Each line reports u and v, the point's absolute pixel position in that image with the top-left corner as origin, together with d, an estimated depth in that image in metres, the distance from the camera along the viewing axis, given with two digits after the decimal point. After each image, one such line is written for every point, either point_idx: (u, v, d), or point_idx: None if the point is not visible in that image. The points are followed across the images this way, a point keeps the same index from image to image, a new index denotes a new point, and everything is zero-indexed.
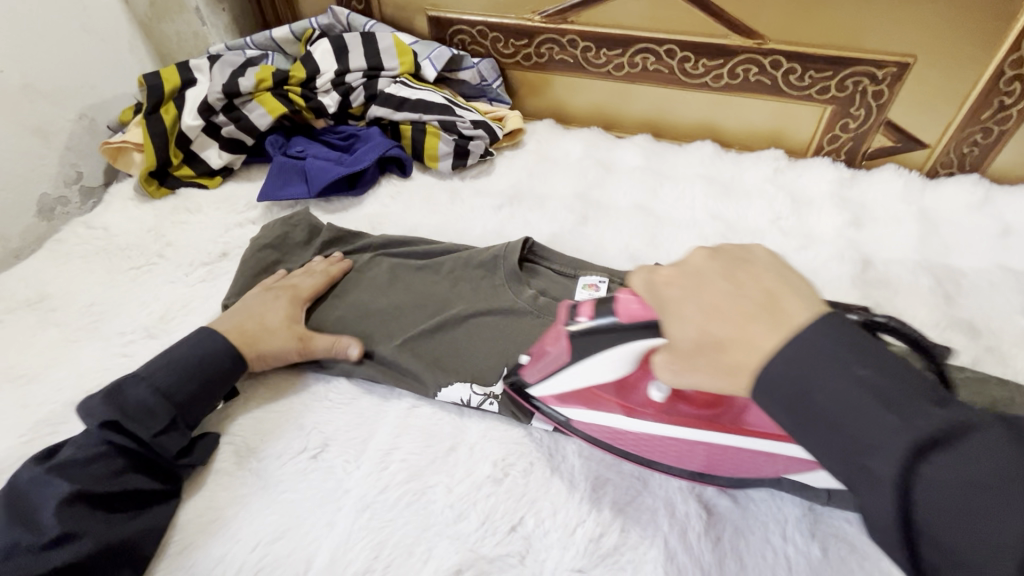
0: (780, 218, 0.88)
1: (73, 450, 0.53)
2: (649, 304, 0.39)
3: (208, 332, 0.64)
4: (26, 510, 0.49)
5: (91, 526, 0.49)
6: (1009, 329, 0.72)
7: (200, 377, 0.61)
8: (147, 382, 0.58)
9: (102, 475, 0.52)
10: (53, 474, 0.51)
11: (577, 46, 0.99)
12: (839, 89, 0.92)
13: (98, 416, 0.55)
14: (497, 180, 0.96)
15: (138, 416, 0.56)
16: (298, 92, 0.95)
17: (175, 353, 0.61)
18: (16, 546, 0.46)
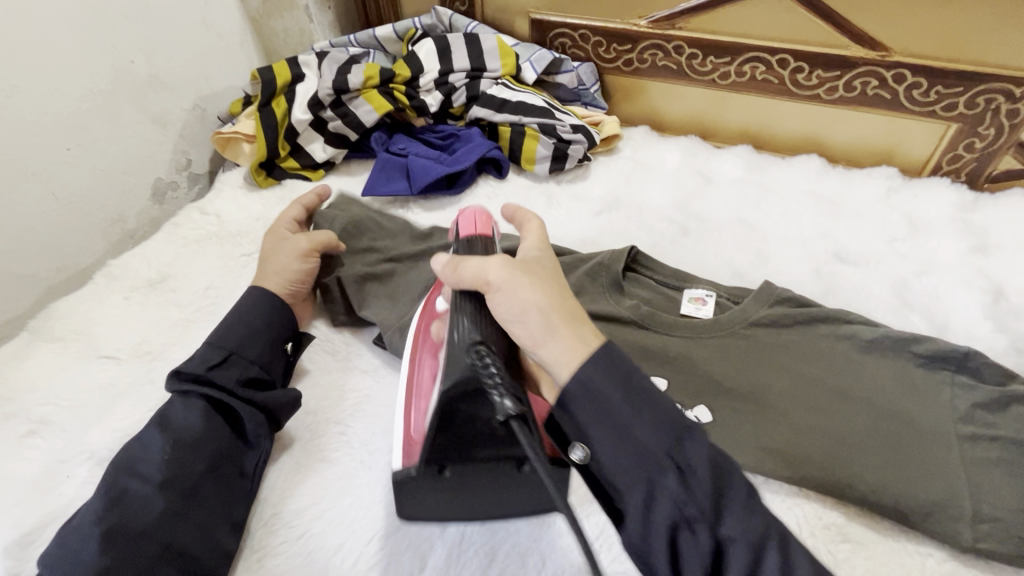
0: (897, 240, 0.83)
1: (159, 417, 0.57)
2: (603, 392, 0.45)
3: (264, 294, 0.66)
4: (131, 460, 0.53)
5: (187, 469, 0.53)
6: None
7: (264, 331, 0.64)
8: (210, 346, 0.61)
9: (190, 425, 0.56)
10: (150, 433, 0.55)
11: (681, 53, 0.97)
12: (968, 106, 0.86)
13: (172, 377, 0.59)
14: (593, 185, 0.95)
15: (205, 364, 0.59)
16: (402, 91, 0.96)
17: (239, 315, 0.64)
18: (129, 492, 0.50)
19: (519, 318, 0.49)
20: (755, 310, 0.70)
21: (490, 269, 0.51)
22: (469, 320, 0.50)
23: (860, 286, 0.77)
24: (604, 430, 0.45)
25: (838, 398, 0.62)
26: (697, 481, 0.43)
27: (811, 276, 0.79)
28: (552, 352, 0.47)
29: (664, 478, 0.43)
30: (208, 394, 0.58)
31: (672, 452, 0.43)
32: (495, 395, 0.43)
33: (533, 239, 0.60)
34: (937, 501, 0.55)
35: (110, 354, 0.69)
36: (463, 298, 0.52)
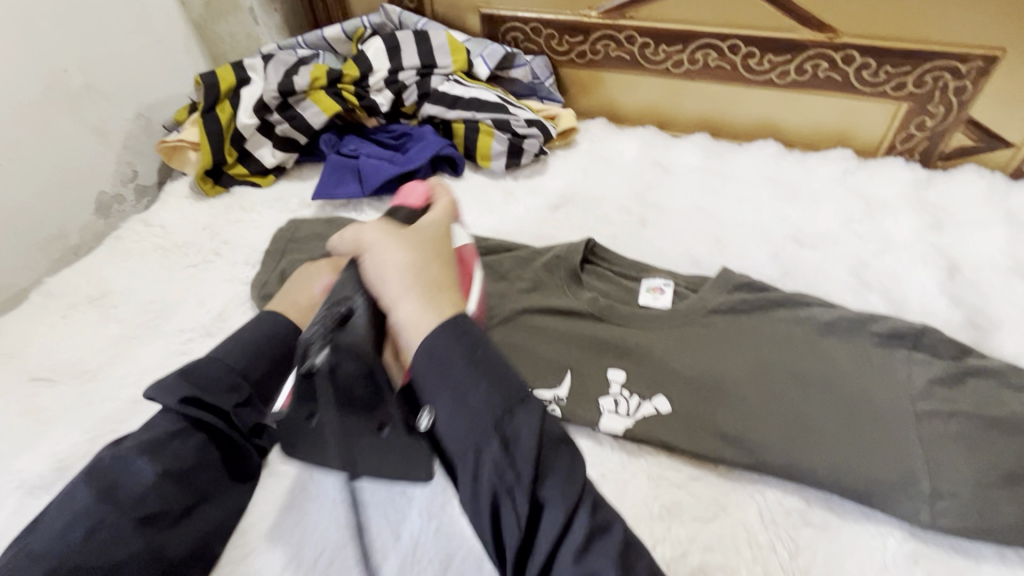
0: (854, 220, 0.83)
1: (147, 436, 0.51)
2: (448, 357, 0.46)
3: (269, 315, 0.61)
4: (111, 483, 0.48)
5: (178, 505, 0.49)
6: None
7: (266, 358, 0.58)
8: (215, 374, 0.55)
9: (185, 457, 0.51)
10: (137, 457, 0.49)
11: (634, 43, 0.96)
12: (917, 85, 0.87)
13: (170, 398, 0.52)
14: (551, 180, 0.93)
15: (215, 391, 0.54)
16: (351, 90, 0.94)
17: (242, 335, 0.58)
18: (108, 522, 0.46)
19: (378, 276, 0.50)
20: (711, 298, 0.69)
21: (368, 233, 0.53)
22: (355, 281, 0.52)
23: (816, 268, 0.76)
24: (444, 398, 0.45)
25: (793, 380, 0.62)
26: (497, 377, 0.46)
27: (770, 261, 0.78)
28: (404, 315, 0.48)
29: (483, 435, 0.44)
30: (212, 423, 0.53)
31: (500, 420, 0.44)
32: (318, 346, 0.47)
33: (446, 198, 0.62)
34: (894, 480, 0.54)
35: (45, 376, 0.66)
36: (349, 264, 0.53)
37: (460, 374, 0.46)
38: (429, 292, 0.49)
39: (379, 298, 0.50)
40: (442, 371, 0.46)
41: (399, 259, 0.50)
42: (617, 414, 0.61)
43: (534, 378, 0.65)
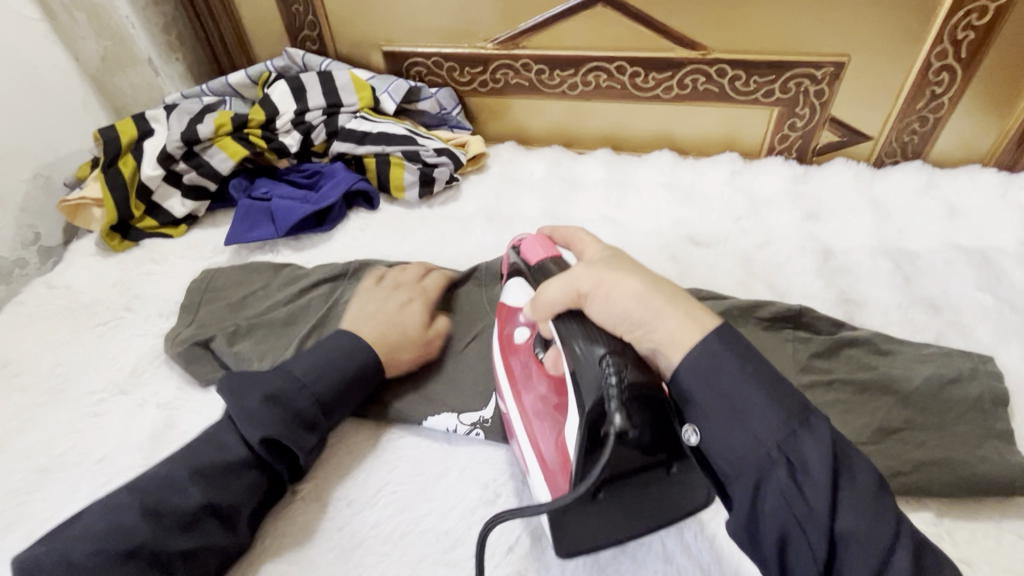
0: (742, 218, 0.91)
1: (203, 453, 0.53)
2: (727, 395, 0.43)
3: (353, 342, 0.62)
4: (158, 499, 0.49)
5: (203, 543, 0.49)
6: (968, 304, 0.75)
7: (341, 384, 0.59)
8: (308, 390, 0.57)
9: (226, 479, 0.52)
10: (191, 479, 0.51)
11: (530, 70, 1.02)
12: (783, 91, 0.97)
13: (257, 428, 0.53)
14: (464, 204, 0.97)
15: (291, 426, 0.55)
16: (258, 134, 0.95)
17: (324, 357, 0.60)
18: (148, 544, 0.46)
19: (627, 326, 0.47)
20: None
21: (581, 278, 0.48)
22: (592, 335, 0.45)
23: (712, 264, 0.83)
24: (714, 421, 0.44)
25: None
26: (816, 489, 0.40)
27: (670, 262, 0.84)
28: (666, 332, 0.46)
29: (752, 450, 0.42)
30: (302, 426, 0.56)
31: (784, 443, 0.41)
32: (614, 409, 0.41)
33: (601, 252, 0.55)
34: None
35: None
36: (563, 319, 0.48)
37: (730, 414, 0.43)
38: (674, 296, 0.48)
39: (622, 334, 0.47)
40: (723, 429, 0.43)
41: (617, 311, 0.47)
42: None
43: (459, 401, 0.65)
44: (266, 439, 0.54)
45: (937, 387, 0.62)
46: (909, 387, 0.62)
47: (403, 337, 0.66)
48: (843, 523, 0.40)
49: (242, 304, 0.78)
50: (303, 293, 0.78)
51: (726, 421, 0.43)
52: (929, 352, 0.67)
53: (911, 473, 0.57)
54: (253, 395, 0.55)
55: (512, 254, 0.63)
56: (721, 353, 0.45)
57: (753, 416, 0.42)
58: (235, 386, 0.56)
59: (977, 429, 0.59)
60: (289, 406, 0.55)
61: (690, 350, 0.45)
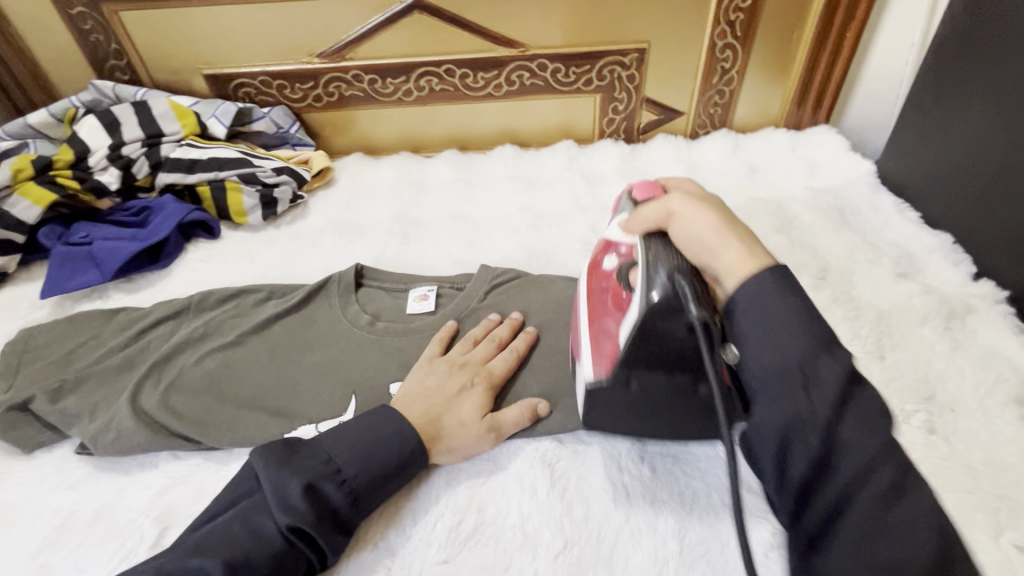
0: (580, 198, 0.98)
1: (235, 538, 0.49)
2: (755, 320, 0.44)
3: (404, 427, 0.57)
4: None
5: None
6: (768, 248, 0.86)
7: (380, 476, 0.55)
8: (347, 485, 0.53)
9: (258, 568, 0.47)
10: (219, 569, 0.46)
11: (362, 80, 1.03)
12: (600, 79, 1.05)
13: (286, 518, 0.49)
14: (313, 221, 0.96)
15: (321, 525, 0.50)
16: (68, 175, 0.88)
17: (371, 441, 0.55)
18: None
19: (699, 251, 0.50)
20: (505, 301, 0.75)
21: (673, 201, 0.52)
22: (667, 252, 0.51)
23: (555, 244, 0.89)
24: (753, 340, 0.44)
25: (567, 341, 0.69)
26: (823, 399, 0.40)
27: (517, 249, 0.89)
28: (729, 262, 0.47)
29: (807, 426, 0.40)
30: (334, 523, 0.51)
31: (805, 366, 0.41)
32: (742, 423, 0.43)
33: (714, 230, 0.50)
34: None
35: None
36: (650, 236, 0.53)
37: (761, 331, 0.43)
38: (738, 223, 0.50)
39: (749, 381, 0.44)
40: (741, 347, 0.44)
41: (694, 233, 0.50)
42: None
43: (320, 411, 0.64)
44: (296, 528, 0.49)
45: None
46: None
47: (457, 429, 0.59)
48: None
49: (65, 360, 0.71)
50: (139, 334, 0.73)
51: (763, 321, 0.43)
52: None
53: None
54: (293, 481, 0.51)
55: (619, 203, 0.63)
56: (821, 351, 0.42)
57: (782, 349, 0.42)
58: (276, 462, 0.52)
59: None
60: (323, 499, 0.51)
61: (754, 270, 0.46)
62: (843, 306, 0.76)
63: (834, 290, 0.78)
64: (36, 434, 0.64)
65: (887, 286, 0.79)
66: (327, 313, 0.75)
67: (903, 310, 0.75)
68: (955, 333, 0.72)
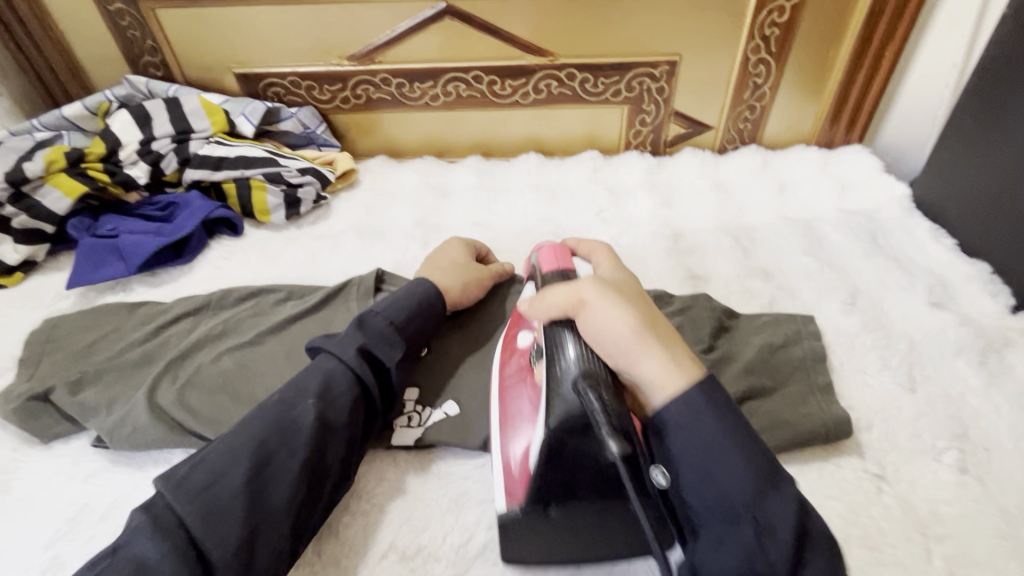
0: (603, 211, 0.97)
1: (314, 376, 0.56)
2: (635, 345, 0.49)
3: (419, 280, 0.68)
4: (271, 428, 0.52)
5: (317, 461, 0.52)
6: (796, 269, 0.84)
7: (416, 310, 0.64)
8: (384, 315, 0.61)
9: (337, 394, 0.55)
10: (302, 397, 0.54)
11: (390, 84, 1.03)
12: (629, 90, 1.04)
13: (349, 348, 0.58)
14: (335, 223, 0.96)
15: (381, 344, 0.59)
16: (99, 168, 0.90)
17: (397, 293, 0.65)
18: (265, 462, 0.50)
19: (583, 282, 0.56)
20: (508, 298, 0.76)
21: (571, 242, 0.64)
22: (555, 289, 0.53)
23: None
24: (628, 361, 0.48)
25: None
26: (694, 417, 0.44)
27: None
28: (612, 289, 0.55)
29: (677, 448, 0.44)
30: (389, 346, 0.60)
31: (676, 399, 0.45)
32: (602, 432, 0.42)
33: (606, 260, 0.60)
34: None
35: None
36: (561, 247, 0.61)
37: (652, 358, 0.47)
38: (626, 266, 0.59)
39: (613, 361, 0.47)
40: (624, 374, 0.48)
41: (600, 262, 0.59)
42: (409, 426, 0.63)
43: None
44: (361, 352, 0.58)
45: (769, 351, 0.69)
46: (747, 355, 0.68)
47: (452, 266, 0.73)
48: (761, 510, 0.42)
49: (87, 351, 0.72)
50: (160, 328, 0.74)
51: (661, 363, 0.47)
52: (763, 320, 0.74)
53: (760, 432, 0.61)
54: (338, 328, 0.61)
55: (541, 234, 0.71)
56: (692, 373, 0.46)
57: (666, 372, 0.46)
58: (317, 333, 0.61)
59: (803, 384, 0.66)
60: (372, 331, 0.60)
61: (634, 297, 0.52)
62: (873, 333, 0.73)
63: (864, 316, 0.76)
64: (55, 425, 0.65)
65: (919, 314, 0.76)
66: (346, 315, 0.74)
67: (937, 341, 0.72)
68: (991, 367, 0.69)
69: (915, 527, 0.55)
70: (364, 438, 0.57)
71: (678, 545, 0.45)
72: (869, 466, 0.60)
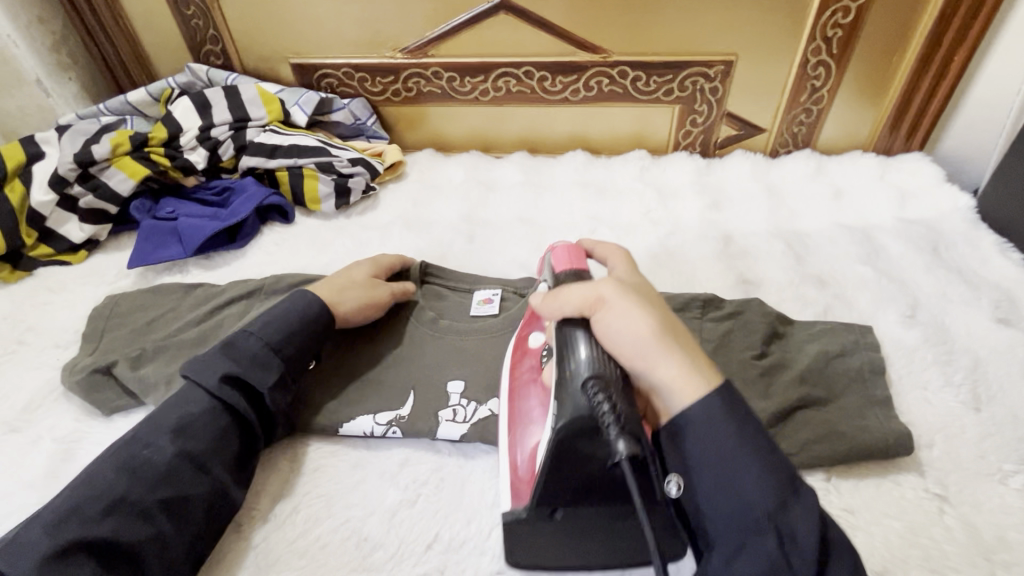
0: (650, 211, 0.95)
1: (175, 411, 0.55)
2: (690, 412, 0.46)
3: (299, 296, 0.65)
4: (127, 467, 0.50)
5: (181, 492, 0.51)
6: (852, 279, 0.81)
7: (298, 330, 0.62)
8: (257, 337, 0.60)
9: (206, 431, 0.54)
10: (160, 433, 0.53)
11: (441, 77, 1.04)
12: (681, 89, 1.02)
13: (213, 375, 0.56)
14: (382, 213, 0.97)
15: (254, 369, 0.58)
16: (161, 152, 0.93)
17: (271, 313, 0.63)
18: (124, 500, 0.49)
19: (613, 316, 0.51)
20: None
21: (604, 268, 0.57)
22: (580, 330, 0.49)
23: None
24: (677, 409, 0.46)
25: None
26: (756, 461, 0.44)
27: None
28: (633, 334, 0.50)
29: (737, 492, 0.44)
30: (263, 369, 0.58)
31: (729, 430, 0.45)
32: (612, 435, 0.41)
33: (623, 265, 0.58)
34: None
35: None
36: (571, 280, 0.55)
37: (702, 423, 0.45)
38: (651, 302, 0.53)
39: (630, 364, 0.47)
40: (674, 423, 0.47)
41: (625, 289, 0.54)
42: (455, 420, 0.62)
43: (378, 400, 0.65)
44: (228, 378, 0.57)
45: (823, 361, 0.67)
46: (801, 364, 0.66)
47: (352, 283, 0.70)
48: (784, 521, 0.42)
49: (146, 330, 0.74)
50: (214, 309, 0.76)
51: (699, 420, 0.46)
52: (818, 329, 0.72)
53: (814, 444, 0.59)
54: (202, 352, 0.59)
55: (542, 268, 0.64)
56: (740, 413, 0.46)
57: (711, 424, 0.45)
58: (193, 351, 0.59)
59: (859, 397, 0.64)
60: (240, 354, 0.58)
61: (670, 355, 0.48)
62: (934, 348, 0.71)
63: (925, 330, 0.73)
64: (114, 398, 0.67)
65: (984, 331, 0.73)
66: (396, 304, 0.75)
67: (1004, 359, 0.69)
68: None
69: (979, 551, 0.53)
70: (244, 460, 0.57)
71: (685, 510, 0.46)
72: (930, 486, 0.58)
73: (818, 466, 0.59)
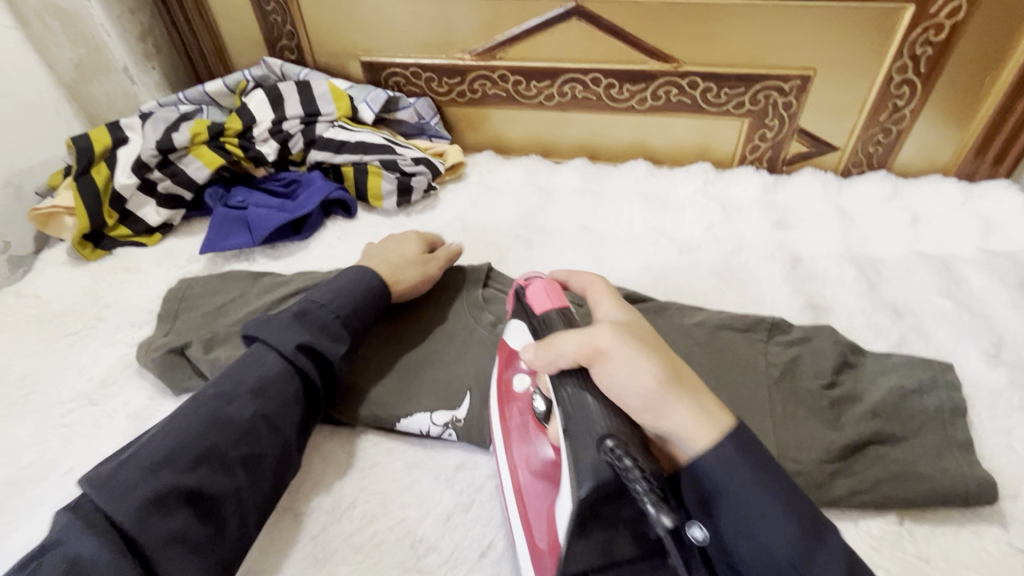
0: (714, 226, 0.93)
1: (252, 370, 0.57)
2: (741, 501, 0.41)
3: (363, 273, 0.69)
4: (210, 421, 0.52)
5: (259, 451, 0.53)
6: (930, 310, 0.77)
7: (363, 304, 0.66)
8: (327, 308, 0.63)
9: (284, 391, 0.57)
10: (243, 391, 0.55)
11: (507, 80, 1.04)
12: (753, 102, 0.99)
13: (287, 341, 0.59)
14: (441, 213, 0.97)
15: (325, 338, 0.61)
16: (235, 143, 0.96)
17: (342, 288, 0.66)
18: (212, 450, 0.51)
19: (647, 411, 0.44)
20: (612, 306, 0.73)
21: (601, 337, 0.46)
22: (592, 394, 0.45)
23: (687, 271, 0.85)
24: (727, 522, 0.41)
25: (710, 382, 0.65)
26: None
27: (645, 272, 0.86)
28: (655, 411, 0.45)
29: None
30: (330, 338, 0.61)
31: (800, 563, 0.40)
32: (652, 507, 0.37)
33: (613, 305, 0.53)
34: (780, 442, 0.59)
35: None
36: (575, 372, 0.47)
37: (752, 529, 0.41)
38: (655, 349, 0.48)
39: (641, 417, 0.44)
40: (726, 512, 0.41)
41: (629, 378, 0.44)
42: None
43: (432, 399, 0.64)
44: (302, 346, 0.59)
45: (900, 397, 0.63)
46: (875, 398, 0.63)
47: (405, 259, 0.74)
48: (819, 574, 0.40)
49: (216, 314, 0.76)
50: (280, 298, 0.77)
51: (753, 527, 0.41)
52: (893, 361, 0.68)
53: (885, 485, 0.57)
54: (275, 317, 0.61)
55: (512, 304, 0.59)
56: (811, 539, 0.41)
57: (774, 535, 0.40)
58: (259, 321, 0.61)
59: (937, 440, 0.59)
60: (313, 322, 0.61)
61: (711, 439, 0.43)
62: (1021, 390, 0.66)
63: (1011, 371, 0.69)
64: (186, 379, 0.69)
65: None
66: (456, 305, 0.74)
67: None
68: None
69: None
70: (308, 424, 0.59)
71: None
72: (1012, 539, 0.55)
73: (890, 507, 0.57)
